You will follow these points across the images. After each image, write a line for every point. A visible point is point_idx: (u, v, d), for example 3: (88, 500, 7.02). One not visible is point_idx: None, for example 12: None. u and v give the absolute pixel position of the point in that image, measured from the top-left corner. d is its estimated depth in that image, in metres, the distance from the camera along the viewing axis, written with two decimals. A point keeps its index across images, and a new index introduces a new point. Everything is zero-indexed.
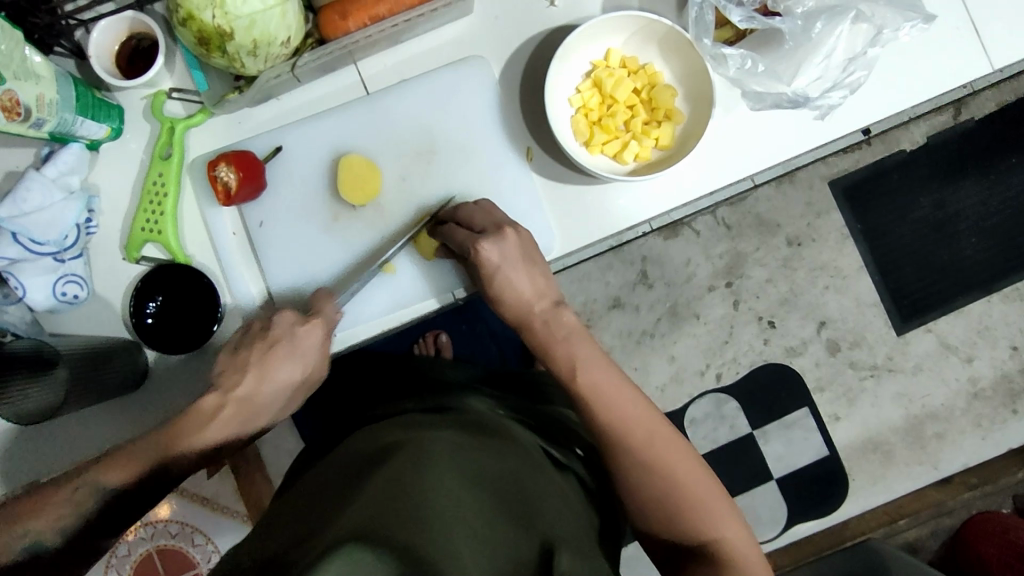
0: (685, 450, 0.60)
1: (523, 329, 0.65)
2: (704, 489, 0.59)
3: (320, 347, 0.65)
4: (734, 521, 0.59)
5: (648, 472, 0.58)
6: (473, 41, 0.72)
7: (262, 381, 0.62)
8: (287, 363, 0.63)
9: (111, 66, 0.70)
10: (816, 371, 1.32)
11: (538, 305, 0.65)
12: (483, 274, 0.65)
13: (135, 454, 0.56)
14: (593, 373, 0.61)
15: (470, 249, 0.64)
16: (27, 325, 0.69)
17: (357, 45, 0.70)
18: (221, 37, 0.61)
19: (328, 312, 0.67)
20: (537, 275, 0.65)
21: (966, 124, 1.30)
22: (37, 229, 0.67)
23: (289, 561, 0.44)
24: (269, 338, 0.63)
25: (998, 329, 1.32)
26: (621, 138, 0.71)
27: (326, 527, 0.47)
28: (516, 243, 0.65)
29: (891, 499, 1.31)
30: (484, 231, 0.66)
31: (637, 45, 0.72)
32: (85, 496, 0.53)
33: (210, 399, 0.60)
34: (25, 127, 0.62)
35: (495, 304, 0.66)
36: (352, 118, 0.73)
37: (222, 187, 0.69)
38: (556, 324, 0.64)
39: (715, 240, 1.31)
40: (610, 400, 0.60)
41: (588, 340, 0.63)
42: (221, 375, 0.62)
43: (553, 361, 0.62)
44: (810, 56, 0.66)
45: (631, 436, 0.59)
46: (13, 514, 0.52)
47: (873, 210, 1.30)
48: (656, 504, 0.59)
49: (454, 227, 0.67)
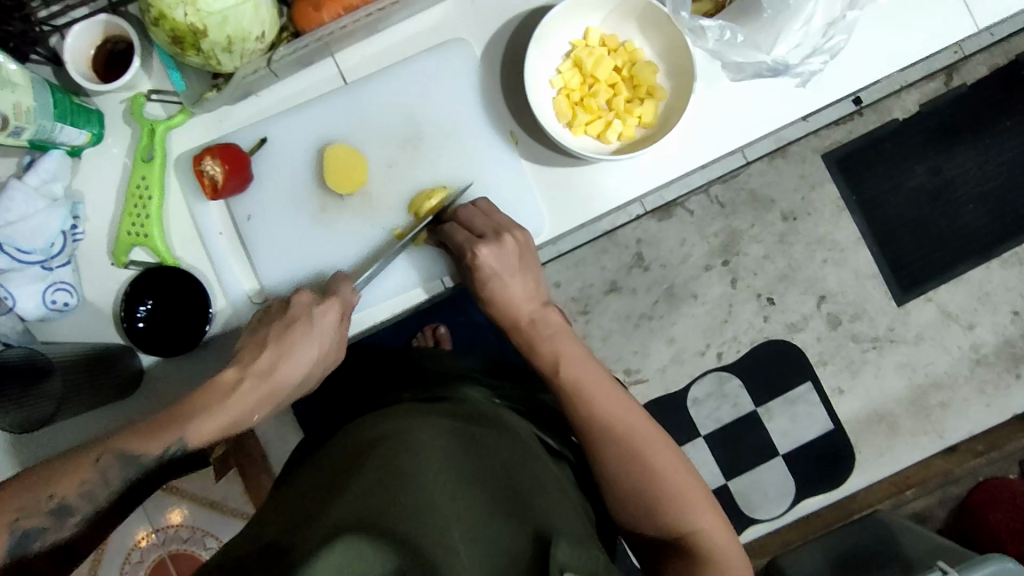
0: (669, 450, 0.60)
1: (511, 330, 0.67)
2: (687, 489, 0.58)
3: (337, 326, 0.66)
4: (718, 519, 0.59)
5: (631, 467, 0.59)
6: (451, 26, 0.72)
7: (282, 359, 0.62)
8: (304, 345, 0.64)
9: (87, 70, 0.70)
10: (818, 346, 1.31)
11: (527, 307, 0.67)
12: (476, 279, 0.67)
13: (159, 424, 0.56)
14: (572, 369, 0.62)
15: (467, 254, 0.66)
16: (19, 334, 0.68)
17: (334, 37, 0.69)
18: (194, 34, 0.60)
19: (345, 292, 0.67)
20: (528, 279, 0.67)
21: (959, 89, 1.29)
22: (22, 238, 0.67)
23: (286, 547, 0.47)
24: (288, 317, 0.64)
25: (998, 294, 1.31)
26: (604, 117, 0.70)
27: (319, 517, 0.48)
28: (512, 249, 0.67)
29: (898, 469, 1.31)
30: (484, 236, 0.67)
31: (616, 23, 0.71)
32: (110, 464, 0.54)
33: (230, 375, 0.60)
34: (3, 136, 0.62)
35: (486, 307, 0.67)
36: (334, 110, 0.72)
37: (209, 180, 0.69)
38: (541, 325, 0.66)
39: (709, 218, 1.30)
40: (594, 394, 0.61)
41: (572, 339, 0.65)
42: (241, 351, 0.62)
43: (537, 356, 0.64)
44: (790, 22, 0.65)
45: (619, 427, 0.60)
46: (39, 477, 0.53)
47: (866, 181, 1.30)
48: (637, 501, 0.59)
49: (455, 227, 0.68)
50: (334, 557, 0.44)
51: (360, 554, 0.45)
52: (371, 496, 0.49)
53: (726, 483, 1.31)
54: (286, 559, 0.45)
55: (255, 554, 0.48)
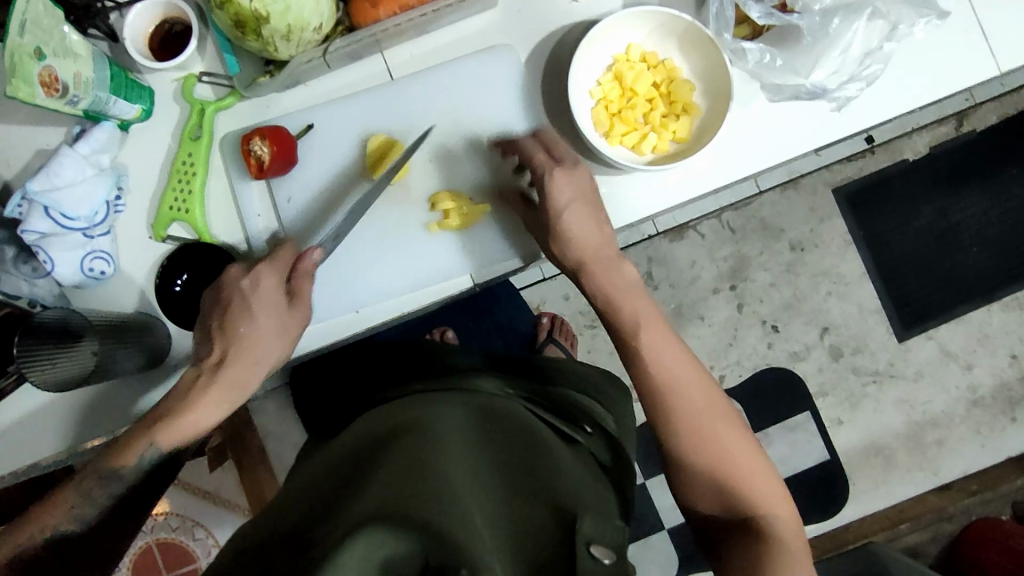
0: (736, 422, 0.63)
1: (585, 274, 0.67)
2: (752, 469, 0.60)
3: (278, 288, 0.65)
4: (782, 499, 0.60)
5: (694, 439, 0.61)
6: (498, 33, 0.75)
7: (229, 342, 0.64)
8: (247, 325, 0.64)
9: (144, 48, 0.72)
10: (818, 376, 1.33)
11: (605, 251, 0.66)
12: (551, 207, 0.66)
13: (125, 442, 0.61)
14: (651, 335, 0.64)
15: (544, 179, 0.66)
16: (55, 298, 0.72)
17: (385, 34, 0.72)
18: (256, 20, 0.62)
19: (278, 256, 0.66)
20: (602, 225, 0.67)
21: (968, 135, 1.33)
22: (69, 204, 0.68)
23: (311, 538, 0.46)
24: (222, 301, 0.64)
25: (998, 337, 1.34)
26: (640, 129, 0.73)
27: (343, 508, 0.48)
28: (586, 178, 0.67)
29: (892, 504, 1.32)
30: (561, 161, 0.68)
31: (657, 40, 0.74)
32: (92, 484, 0.60)
33: (191, 373, 0.64)
34: (61, 104, 0.64)
35: (561, 243, 0.67)
36: (380, 102, 0.74)
37: (256, 160, 0.71)
38: (618, 274, 0.66)
39: (719, 243, 1.33)
40: (665, 360, 0.63)
41: (647, 298, 0.66)
42: (197, 347, 0.65)
43: (619, 314, 0.65)
44: (827, 51, 0.68)
45: (684, 404, 0.62)
46: (35, 514, 0.59)
47: (875, 217, 1.33)
48: (697, 475, 0.61)
49: (534, 147, 0.69)
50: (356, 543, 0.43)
51: (385, 541, 0.44)
52: (395, 485, 0.49)
53: None
54: (313, 542, 0.45)
55: (274, 544, 0.48)
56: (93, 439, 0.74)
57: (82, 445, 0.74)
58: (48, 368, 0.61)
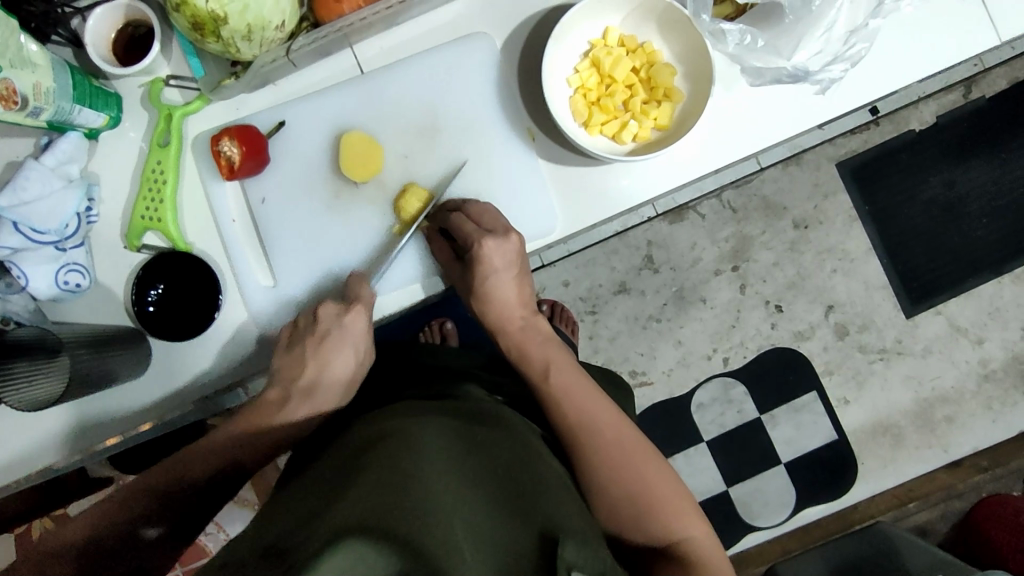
0: (659, 466, 0.62)
1: (500, 332, 0.71)
2: (669, 491, 0.61)
3: (367, 331, 0.70)
4: (698, 519, 0.60)
5: (613, 476, 0.60)
6: (470, 21, 0.72)
7: (323, 371, 0.68)
8: (340, 357, 0.68)
9: (107, 54, 0.70)
10: (824, 355, 1.31)
11: (520, 312, 0.71)
12: (477, 269, 0.69)
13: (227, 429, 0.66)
14: (559, 376, 0.66)
15: (474, 245, 0.68)
16: (31, 314, 0.68)
17: (352, 28, 0.69)
18: (214, 21, 0.59)
19: (367, 295, 0.69)
20: (525, 284, 0.72)
21: (977, 103, 1.28)
22: (37, 219, 0.67)
23: (287, 547, 0.45)
24: (318, 331, 0.68)
25: (1009, 310, 1.30)
26: (620, 117, 0.70)
27: (324, 517, 0.47)
28: (516, 247, 0.70)
29: (900, 482, 1.30)
30: (493, 232, 0.69)
31: (636, 23, 0.71)
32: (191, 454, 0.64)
33: (276, 391, 0.67)
34: (22, 115, 0.62)
35: (483, 302, 0.71)
36: (352, 97, 0.72)
37: (226, 161, 0.70)
38: (533, 331, 0.70)
39: (720, 223, 1.30)
40: (589, 411, 0.64)
41: (559, 348, 0.69)
42: (283, 369, 0.68)
43: (529, 359, 0.68)
44: (810, 30, 0.65)
45: (598, 440, 0.62)
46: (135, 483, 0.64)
47: (880, 192, 1.29)
48: (621, 507, 0.60)
49: (462, 218, 0.69)
50: (339, 555, 0.43)
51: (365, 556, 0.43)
52: (378, 496, 0.48)
53: (727, 489, 1.31)
54: (289, 556, 0.44)
55: (255, 552, 0.46)
56: (107, 438, 0.73)
57: (96, 449, 0.73)
58: (47, 381, 0.63)
